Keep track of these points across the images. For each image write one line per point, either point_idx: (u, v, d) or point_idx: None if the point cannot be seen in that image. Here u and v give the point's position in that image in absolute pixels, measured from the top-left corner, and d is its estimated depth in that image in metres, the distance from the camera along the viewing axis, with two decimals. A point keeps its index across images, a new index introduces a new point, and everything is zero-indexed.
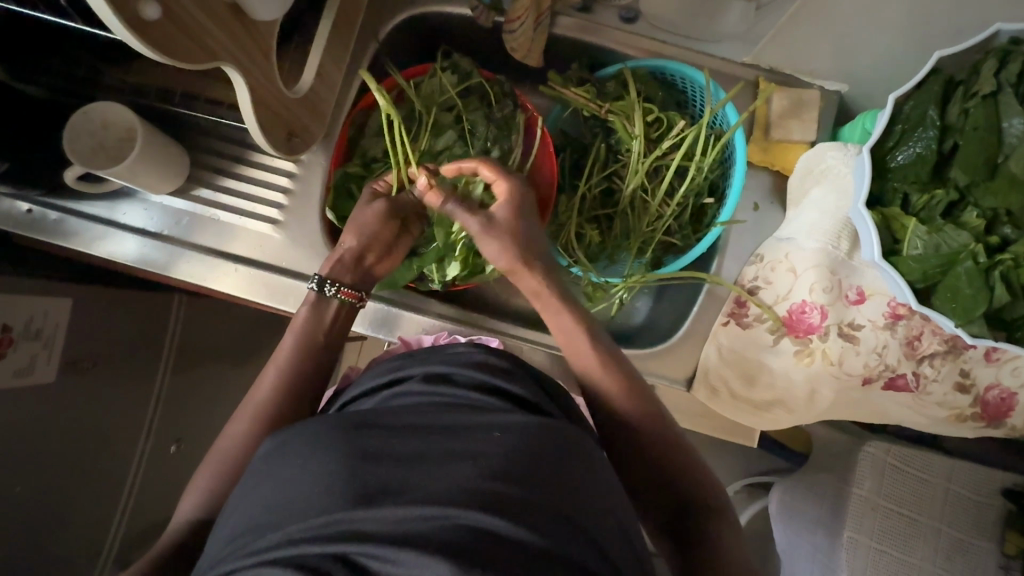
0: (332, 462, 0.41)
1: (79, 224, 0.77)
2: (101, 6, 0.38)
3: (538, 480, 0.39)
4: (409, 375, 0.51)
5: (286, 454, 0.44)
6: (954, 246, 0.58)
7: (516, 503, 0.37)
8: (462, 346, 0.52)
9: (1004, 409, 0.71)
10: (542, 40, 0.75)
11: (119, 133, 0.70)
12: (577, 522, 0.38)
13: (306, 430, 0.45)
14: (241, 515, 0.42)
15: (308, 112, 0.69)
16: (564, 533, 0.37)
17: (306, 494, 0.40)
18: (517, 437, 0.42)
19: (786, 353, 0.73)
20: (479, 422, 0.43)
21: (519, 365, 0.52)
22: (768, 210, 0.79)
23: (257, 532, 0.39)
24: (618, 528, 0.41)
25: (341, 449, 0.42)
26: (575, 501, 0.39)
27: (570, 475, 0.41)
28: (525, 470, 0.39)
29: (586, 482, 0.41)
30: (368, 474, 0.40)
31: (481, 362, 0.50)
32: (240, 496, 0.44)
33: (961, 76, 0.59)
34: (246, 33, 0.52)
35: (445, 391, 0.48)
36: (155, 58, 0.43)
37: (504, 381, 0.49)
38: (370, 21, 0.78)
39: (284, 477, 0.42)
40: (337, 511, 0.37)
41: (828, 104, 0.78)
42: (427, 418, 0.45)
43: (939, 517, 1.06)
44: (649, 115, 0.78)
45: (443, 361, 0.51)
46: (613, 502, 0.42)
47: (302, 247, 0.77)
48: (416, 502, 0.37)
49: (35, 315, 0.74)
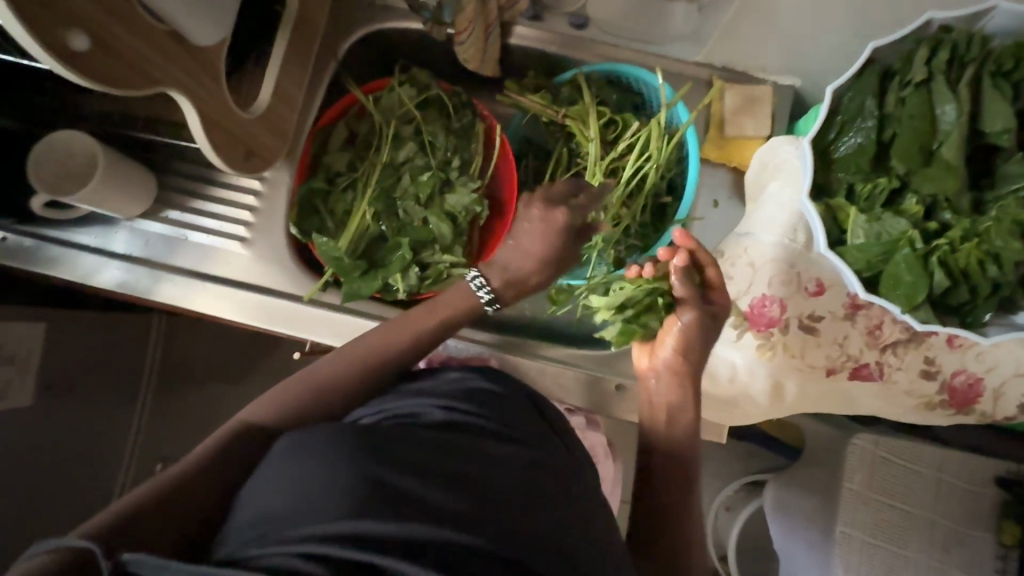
0: (355, 467, 0.39)
1: (54, 249, 0.78)
2: (28, 39, 0.40)
3: (530, 505, 0.41)
4: (415, 401, 0.49)
5: (303, 452, 0.41)
6: (894, 233, 0.58)
7: (506, 527, 0.39)
8: (461, 372, 0.53)
9: (972, 395, 0.70)
10: (494, 50, 0.76)
11: (82, 159, 0.72)
12: (562, 544, 0.40)
13: (324, 429, 0.42)
14: (252, 514, 0.40)
15: (267, 131, 0.71)
16: (552, 556, 0.39)
17: (327, 498, 0.38)
18: (526, 468, 0.44)
19: (749, 348, 0.72)
20: (493, 449, 0.45)
21: (513, 388, 0.53)
22: (728, 206, 0.80)
23: (276, 529, 0.37)
24: (584, 528, 0.43)
25: (366, 457, 0.40)
26: (568, 529, 0.42)
27: (561, 502, 0.44)
28: (513, 496, 0.41)
29: (566, 506, 0.44)
30: (392, 485, 0.39)
31: (484, 390, 0.51)
32: (248, 496, 0.41)
33: (897, 66, 0.61)
34: (189, 58, 0.54)
35: (457, 415, 0.47)
36: (93, 87, 0.45)
37: (512, 414, 0.50)
38: (328, 40, 0.80)
39: (301, 478, 0.40)
40: (361, 518, 0.37)
41: (782, 98, 0.77)
42: (445, 437, 0.44)
43: (931, 508, 1.05)
44: (604, 118, 0.80)
45: (453, 388, 0.50)
46: (573, 500, 0.45)
47: (268, 263, 0.78)
48: (436, 521, 0.38)
49: (9, 342, 0.74)
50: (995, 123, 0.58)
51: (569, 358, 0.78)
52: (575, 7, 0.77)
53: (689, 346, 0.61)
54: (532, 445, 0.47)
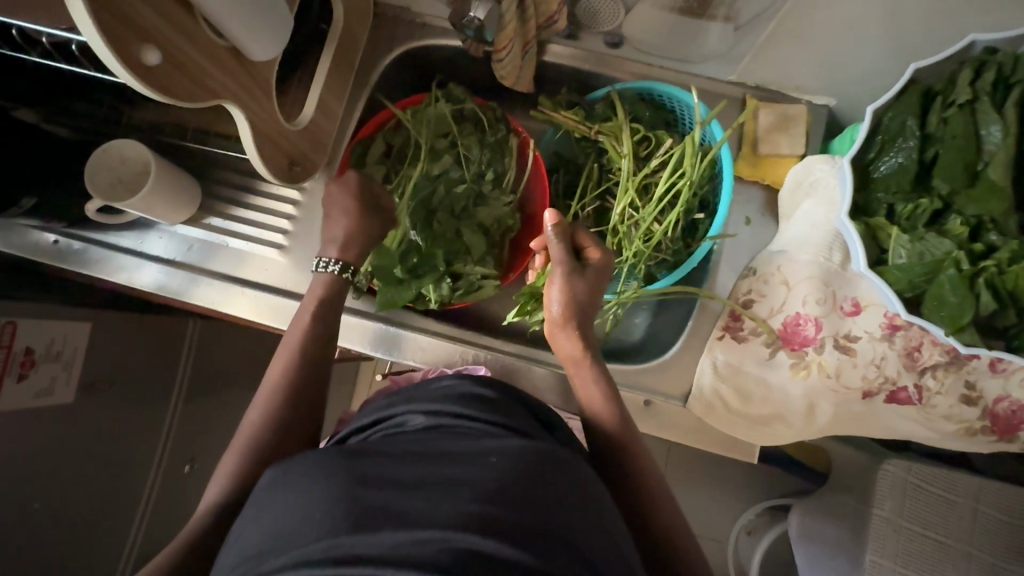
0: (332, 488, 0.40)
1: (101, 253, 0.81)
2: (105, 53, 0.42)
3: (530, 503, 0.39)
4: (402, 413, 0.50)
5: (284, 482, 0.43)
6: (937, 254, 0.58)
7: (511, 526, 0.37)
8: (447, 380, 0.53)
9: (1016, 422, 0.68)
10: (531, 67, 0.78)
11: (136, 168, 0.75)
12: (571, 545, 0.38)
13: (305, 460, 0.44)
14: (243, 545, 0.40)
15: (309, 143, 0.74)
16: (558, 556, 0.37)
17: (305, 520, 0.38)
18: (514, 462, 0.42)
19: (783, 367, 0.71)
20: (474, 447, 0.43)
21: (508, 394, 0.52)
22: (759, 224, 0.80)
23: (260, 556, 0.38)
24: (606, 537, 0.41)
25: (342, 476, 0.41)
26: (576, 527, 0.39)
27: (562, 497, 0.40)
28: (516, 494, 0.39)
29: (580, 508, 0.41)
30: (369, 499, 0.39)
31: (468, 394, 0.50)
32: (240, 529, 0.42)
33: (939, 86, 0.60)
34: (245, 72, 0.57)
35: (437, 422, 0.48)
36: (159, 99, 0.48)
37: (493, 411, 0.49)
38: (369, 57, 0.83)
39: (283, 505, 0.41)
40: (342, 536, 0.36)
41: (816, 118, 0.79)
42: (422, 446, 0.44)
43: (968, 541, 1.01)
44: (637, 134, 0.80)
45: (433, 398, 0.50)
46: (601, 511, 0.42)
47: (304, 270, 0.80)
48: (422, 527, 0.36)
49: (56, 338, 0.78)
50: None
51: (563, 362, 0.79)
52: (609, 28, 0.75)
53: (573, 297, 0.66)
54: (523, 439, 0.44)
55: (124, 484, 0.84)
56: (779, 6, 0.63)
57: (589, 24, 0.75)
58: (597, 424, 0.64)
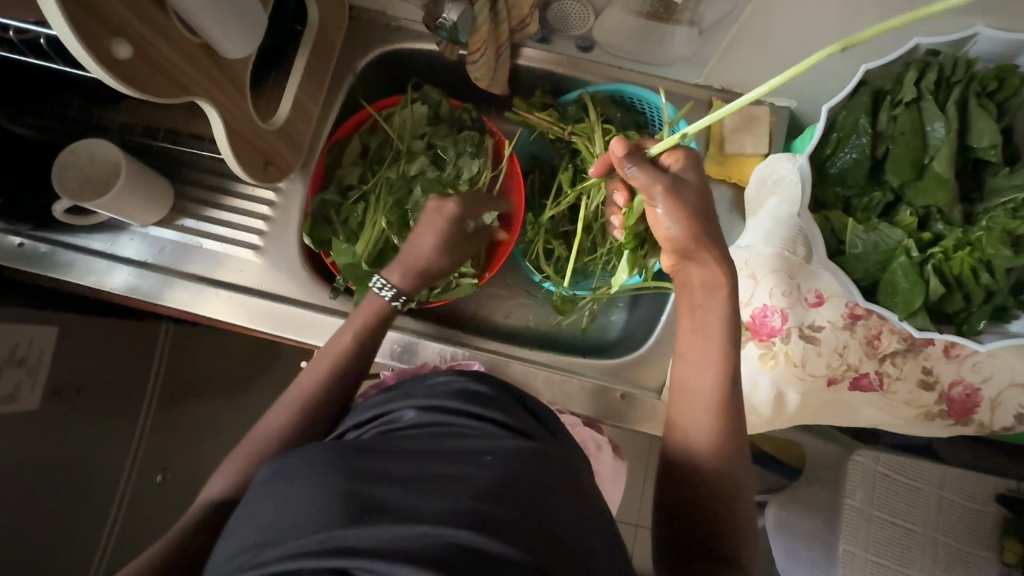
0: (327, 482, 0.40)
1: (69, 255, 0.79)
2: (74, 44, 0.42)
3: (517, 499, 0.39)
4: (398, 409, 0.51)
5: (278, 476, 0.43)
6: (890, 243, 0.61)
7: (501, 520, 0.37)
8: (442, 376, 0.53)
9: (970, 406, 0.72)
10: (504, 69, 0.80)
11: (105, 168, 0.74)
12: (559, 539, 0.39)
13: (300, 456, 0.44)
14: (235, 539, 0.41)
15: (284, 142, 0.73)
16: (546, 549, 0.38)
17: (300, 513, 0.39)
18: (508, 463, 0.42)
19: (752, 356, 0.74)
20: (468, 447, 0.44)
21: (502, 389, 0.52)
22: (727, 220, 0.82)
23: (253, 552, 0.38)
24: (588, 526, 0.42)
25: (336, 470, 0.41)
26: (553, 516, 0.40)
27: (542, 490, 0.41)
28: (508, 492, 0.40)
29: (562, 501, 0.42)
30: (364, 494, 0.39)
31: (462, 391, 0.51)
32: (235, 523, 0.42)
33: (887, 86, 0.64)
34: (218, 70, 0.57)
35: (431, 419, 0.48)
36: (131, 93, 0.47)
37: (484, 407, 0.49)
38: (344, 60, 0.84)
39: (276, 500, 0.41)
40: (336, 529, 0.37)
41: (778, 120, 0.82)
42: (417, 443, 0.45)
43: (934, 527, 1.06)
44: (608, 135, 0.82)
45: (428, 394, 0.51)
46: (587, 503, 0.44)
47: (280, 272, 0.80)
48: (417, 522, 0.37)
49: (22, 342, 0.75)
50: (982, 137, 0.61)
51: (540, 358, 0.81)
52: (580, 32, 0.78)
53: (691, 219, 0.63)
54: (520, 441, 0.45)
55: (94, 495, 0.82)
56: (740, 9, 0.66)
57: (561, 27, 0.77)
58: (694, 448, 0.60)
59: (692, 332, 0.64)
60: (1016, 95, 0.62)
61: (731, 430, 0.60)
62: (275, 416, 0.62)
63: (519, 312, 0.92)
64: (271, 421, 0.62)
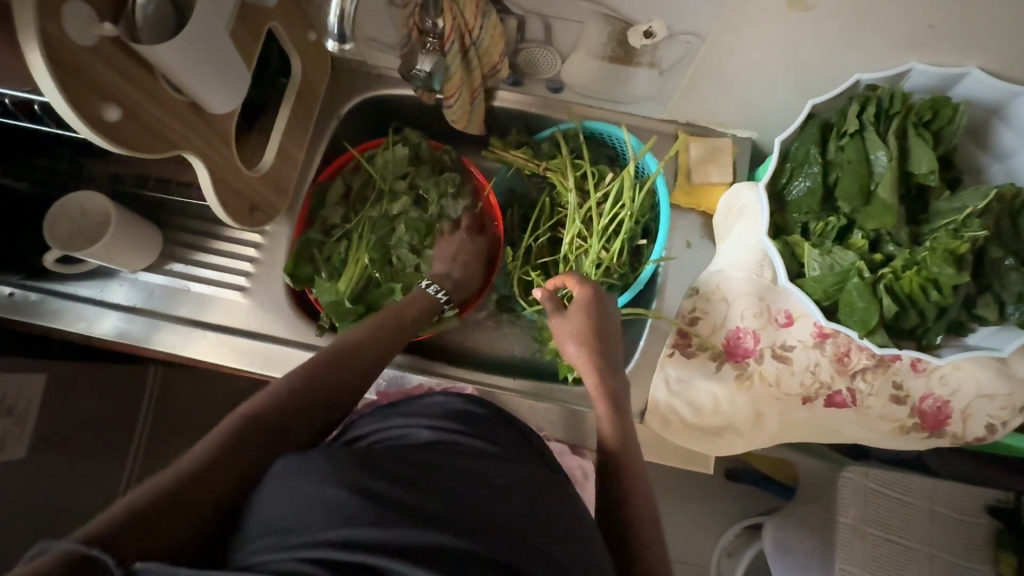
0: (350, 470, 0.41)
1: (58, 303, 0.81)
2: (67, 109, 0.45)
3: (524, 516, 0.42)
4: (406, 422, 0.52)
5: (297, 469, 0.42)
6: (844, 265, 0.64)
7: (509, 534, 0.40)
8: (443, 394, 0.55)
9: (942, 418, 0.74)
10: (479, 111, 0.84)
11: (95, 218, 0.77)
12: (554, 557, 0.41)
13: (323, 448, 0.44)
14: (253, 531, 0.41)
15: (270, 188, 0.77)
16: (541, 564, 0.40)
17: (328, 506, 0.39)
18: (514, 482, 0.45)
19: (728, 378, 0.76)
20: (480, 465, 0.46)
21: (495, 410, 0.55)
22: (699, 246, 0.85)
23: (276, 544, 0.39)
24: (580, 541, 0.44)
25: (363, 467, 0.42)
26: (558, 532, 0.43)
27: (546, 509, 0.44)
28: (516, 508, 0.43)
29: (565, 518, 0.45)
30: (389, 492, 0.41)
31: (471, 413, 0.53)
32: (251, 514, 0.42)
33: (834, 119, 0.68)
34: (204, 124, 0.60)
35: (442, 436, 0.50)
36: (118, 151, 0.50)
37: (491, 432, 0.52)
38: (328, 107, 0.88)
39: (298, 492, 0.41)
40: (363, 525, 0.38)
41: (741, 150, 0.87)
42: (433, 455, 0.46)
43: (927, 540, 1.08)
44: (580, 170, 0.86)
45: (433, 412, 0.52)
46: (565, 516, 0.45)
47: (267, 312, 0.82)
48: (440, 527, 0.39)
49: (9, 392, 0.75)
50: (921, 165, 0.65)
51: (526, 387, 0.82)
52: (550, 75, 0.82)
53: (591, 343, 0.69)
54: (524, 465, 0.48)
55: None
56: (694, 52, 0.71)
57: (532, 71, 0.82)
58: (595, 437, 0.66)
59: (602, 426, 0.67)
60: (949, 123, 0.67)
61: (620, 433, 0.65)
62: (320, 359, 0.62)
63: (503, 340, 0.94)
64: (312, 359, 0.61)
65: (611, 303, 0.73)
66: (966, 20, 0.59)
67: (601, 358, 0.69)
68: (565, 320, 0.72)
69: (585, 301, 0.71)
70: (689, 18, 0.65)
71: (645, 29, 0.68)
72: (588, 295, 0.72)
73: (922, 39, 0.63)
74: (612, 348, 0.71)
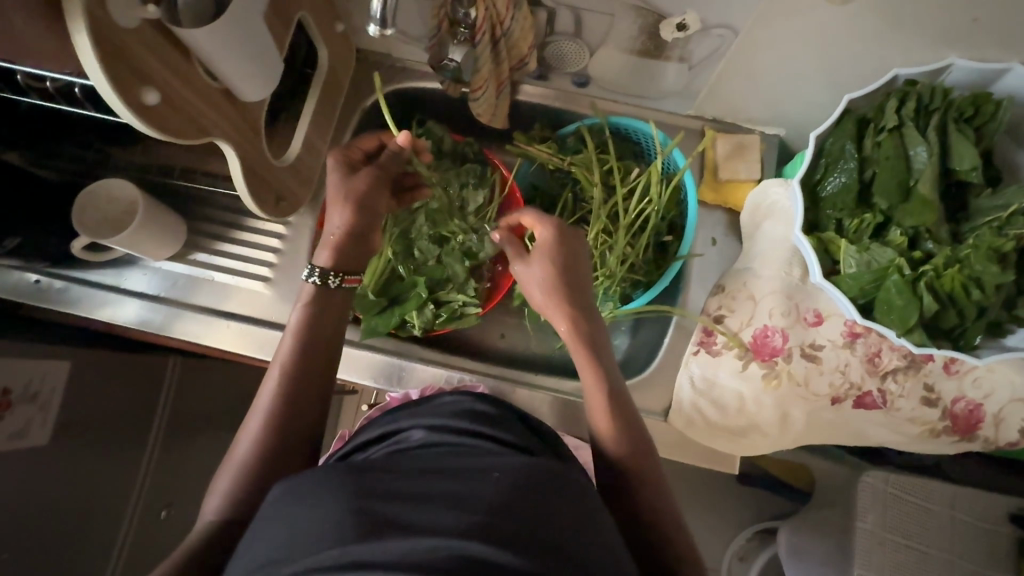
0: (338, 495, 0.42)
1: (82, 291, 0.81)
2: (109, 94, 0.45)
3: (534, 513, 0.41)
4: (407, 427, 0.52)
5: (291, 496, 0.44)
6: (883, 261, 0.63)
7: (511, 534, 0.39)
8: (449, 397, 0.55)
9: (974, 421, 0.72)
10: (505, 104, 0.84)
11: (122, 206, 0.77)
12: (570, 553, 0.40)
13: (313, 472, 0.45)
14: (251, 556, 0.42)
15: (295, 178, 0.77)
16: (546, 559, 0.38)
17: (313, 528, 0.40)
18: (516, 478, 0.43)
19: (755, 377, 0.75)
20: (477, 463, 0.45)
21: (505, 411, 0.55)
22: (724, 243, 0.85)
23: (271, 569, 0.39)
24: (589, 536, 0.42)
25: (347, 487, 0.43)
26: (568, 531, 0.41)
27: (559, 505, 0.42)
28: (521, 505, 0.41)
29: (581, 515, 0.43)
30: (377, 509, 0.40)
31: (470, 412, 0.52)
32: (249, 543, 0.43)
33: (871, 114, 0.67)
34: (235, 111, 0.60)
35: (441, 437, 0.49)
36: (154, 135, 0.50)
37: (493, 429, 0.51)
38: (352, 99, 0.88)
39: (288, 519, 0.42)
40: (351, 544, 0.38)
41: (769, 147, 0.86)
42: (426, 461, 0.46)
43: (947, 548, 1.06)
44: (606, 164, 0.85)
45: (437, 415, 0.52)
46: (591, 513, 0.44)
47: (289, 303, 0.81)
48: (431, 536, 0.38)
49: (34, 378, 0.77)
50: (962, 161, 0.64)
51: (549, 383, 0.82)
52: (576, 69, 0.82)
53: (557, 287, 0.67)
54: (525, 457, 0.46)
55: (99, 533, 0.81)
56: (727, 46, 0.70)
57: (558, 65, 0.81)
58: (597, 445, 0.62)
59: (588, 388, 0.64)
60: (991, 119, 0.65)
61: (626, 435, 0.61)
62: (267, 389, 0.63)
63: (523, 336, 0.94)
64: (261, 396, 0.63)
65: (576, 239, 0.70)
66: (1010, 14, 0.58)
67: (568, 301, 0.67)
68: (529, 263, 0.69)
69: (546, 240, 0.69)
70: (722, 11, 0.64)
71: (678, 22, 0.67)
72: (549, 234, 0.69)
73: (963, 34, 0.62)
74: (582, 290, 0.68)
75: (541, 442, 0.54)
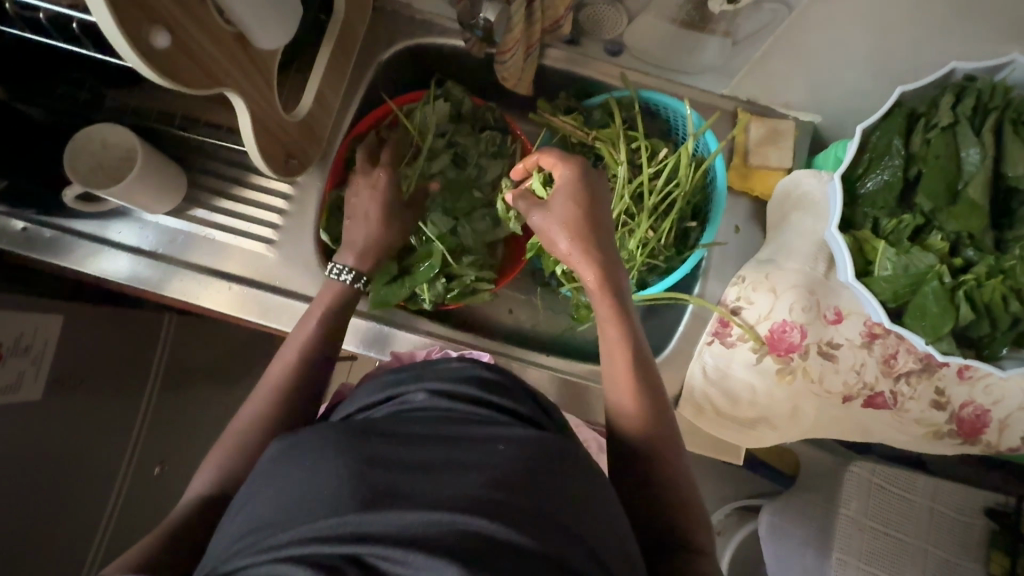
0: (338, 462, 0.40)
1: (73, 242, 0.77)
2: (114, 34, 0.40)
3: (551, 494, 0.39)
4: (411, 389, 0.49)
5: (289, 456, 0.42)
6: (921, 267, 0.62)
7: (519, 512, 0.37)
8: (455, 361, 0.51)
9: (978, 425, 0.73)
10: (532, 69, 0.78)
11: (119, 154, 0.72)
12: (592, 547, 0.38)
13: (311, 437, 0.43)
14: (247, 515, 0.40)
15: (306, 136, 0.72)
16: (569, 550, 0.36)
17: (313, 494, 0.38)
18: (526, 452, 0.41)
19: (769, 371, 0.74)
20: (484, 433, 0.43)
21: (515, 381, 0.52)
22: (747, 232, 0.82)
23: (265, 533, 0.37)
24: (609, 525, 0.41)
25: (347, 453, 0.41)
26: (582, 519, 0.39)
27: (576, 488, 0.41)
28: (530, 483, 0.39)
29: (600, 505, 0.41)
30: (378, 479, 0.39)
31: (476, 377, 0.50)
32: (243, 502, 0.42)
33: (922, 109, 0.65)
34: (246, 58, 0.55)
35: (446, 403, 0.47)
36: (160, 82, 0.45)
37: (499, 397, 0.48)
38: (367, 51, 0.82)
39: (286, 481, 0.41)
40: (350, 514, 0.36)
41: (802, 133, 0.82)
42: (430, 428, 0.44)
43: (925, 538, 1.07)
44: (632, 142, 0.81)
45: (441, 377, 0.49)
46: (610, 511, 0.42)
47: (292, 267, 0.78)
48: (435, 509, 0.36)
49: (25, 331, 0.73)
50: (1017, 165, 0.62)
51: (556, 363, 0.81)
52: (611, 37, 0.77)
53: (581, 229, 0.62)
54: (534, 429, 0.44)
55: (94, 489, 0.79)
56: (778, 23, 0.65)
57: (593, 31, 0.76)
58: (620, 423, 0.59)
59: (611, 349, 0.61)
60: None
61: (649, 402, 0.59)
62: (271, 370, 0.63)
63: (532, 314, 0.92)
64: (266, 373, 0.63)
65: (596, 179, 0.65)
66: None
67: (595, 247, 0.62)
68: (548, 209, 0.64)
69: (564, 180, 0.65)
70: None
71: None
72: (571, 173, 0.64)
73: None
74: (603, 234, 0.63)
75: (547, 416, 0.52)
